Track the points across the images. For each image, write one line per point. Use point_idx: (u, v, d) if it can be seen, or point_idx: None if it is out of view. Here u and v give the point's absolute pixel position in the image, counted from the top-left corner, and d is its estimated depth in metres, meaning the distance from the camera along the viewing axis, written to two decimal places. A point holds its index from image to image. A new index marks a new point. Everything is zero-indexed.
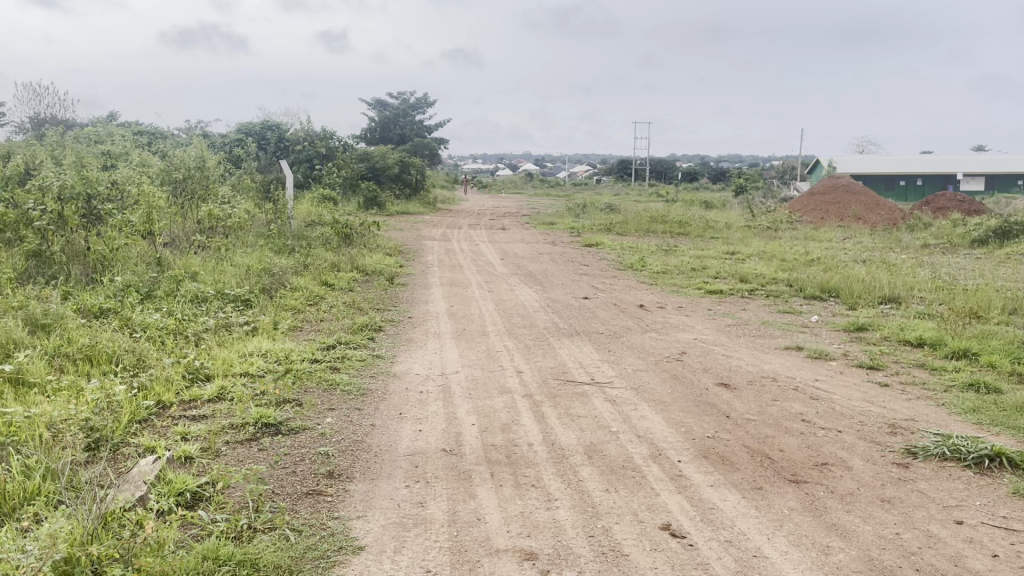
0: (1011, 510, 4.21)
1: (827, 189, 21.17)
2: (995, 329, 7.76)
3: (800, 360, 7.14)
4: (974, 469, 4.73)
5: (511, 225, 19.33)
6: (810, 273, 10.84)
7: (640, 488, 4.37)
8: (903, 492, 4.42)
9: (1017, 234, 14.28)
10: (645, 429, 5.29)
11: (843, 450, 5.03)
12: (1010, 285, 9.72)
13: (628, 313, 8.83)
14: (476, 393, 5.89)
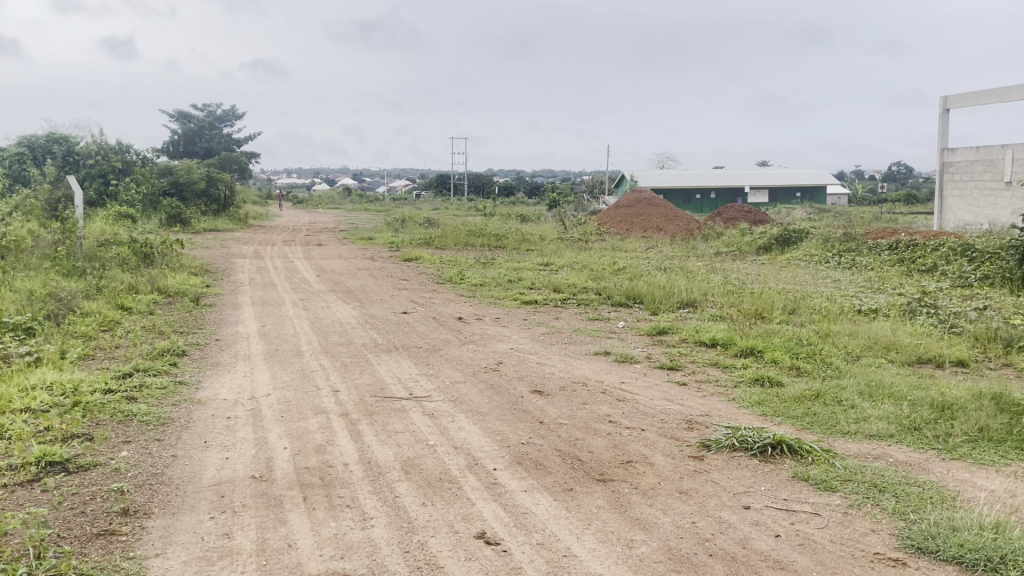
0: (790, 493, 4.65)
1: (631, 202, 22.43)
2: (777, 327, 8.54)
3: (608, 364, 7.51)
4: (759, 457, 5.18)
5: (328, 241, 18.91)
6: (617, 281, 11.44)
7: (456, 499, 4.41)
8: (699, 483, 4.76)
9: (795, 241, 15.82)
10: (462, 440, 5.35)
11: (646, 447, 5.34)
12: (789, 287, 10.73)
13: (446, 326, 8.89)
14: (288, 415, 5.70)
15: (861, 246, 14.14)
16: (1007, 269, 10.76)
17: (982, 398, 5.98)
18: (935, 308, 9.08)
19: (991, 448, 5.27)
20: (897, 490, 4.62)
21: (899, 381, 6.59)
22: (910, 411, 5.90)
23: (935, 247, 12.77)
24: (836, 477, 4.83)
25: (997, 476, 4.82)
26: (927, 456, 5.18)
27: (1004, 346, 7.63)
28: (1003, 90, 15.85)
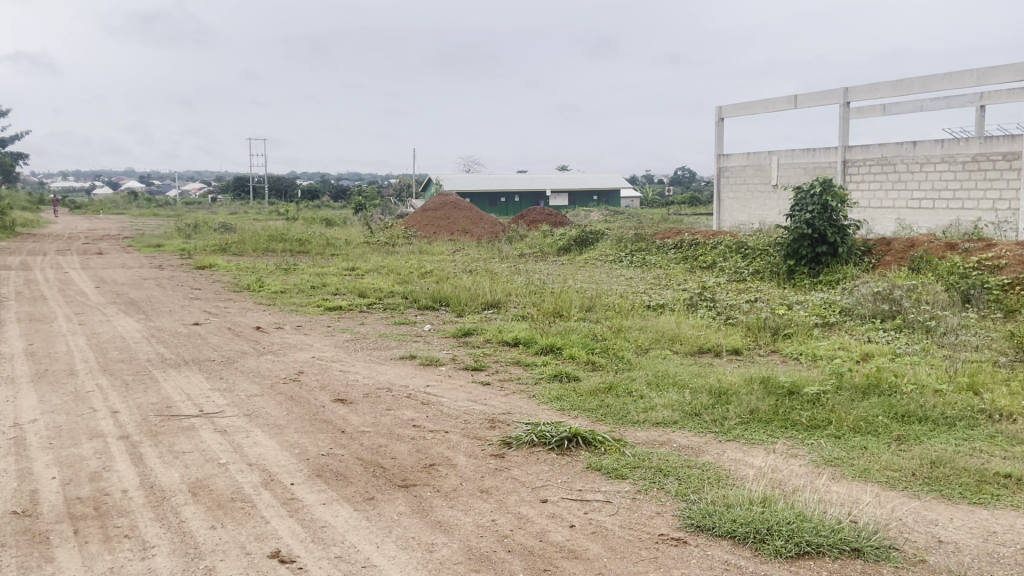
0: (585, 483, 4.85)
1: (437, 205, 22.57)
2: (575, 324, 8.92)
3: (413, 368, 7.49)
4: (557, 451, 5.36)
5: (110, 249, 17.46)
6: (422, 284, 11.45)
7: (250, 518, 4.20)
8: (500, 481, 4.85)
9: (593, 241, 16.62)
10: (257, 456, 5.11)
11: (448, 449, 5.37)
12: (586, 286, 11.25)
13: (243, 337, 8.48)
14: (58, 442, 5.18)
15: (651, 245, 15.10)
16: (775, 265, 11.89)
17: (752, 383, 6.56)
18: (714, 301, 9.85)
19: (760, 427, 5.79)
20: (680, 473, 4.96)
21: (683, 371, 7.09)
22: (691, 398, 6.36)
23: (713, 245, 13.87)
24: (626, 464, 5.10)
25: (765, 454, 5.31)
26: (706, 439, 5.61)
27: (772, 333, 8.42)
28: (767, 101, 17.51)
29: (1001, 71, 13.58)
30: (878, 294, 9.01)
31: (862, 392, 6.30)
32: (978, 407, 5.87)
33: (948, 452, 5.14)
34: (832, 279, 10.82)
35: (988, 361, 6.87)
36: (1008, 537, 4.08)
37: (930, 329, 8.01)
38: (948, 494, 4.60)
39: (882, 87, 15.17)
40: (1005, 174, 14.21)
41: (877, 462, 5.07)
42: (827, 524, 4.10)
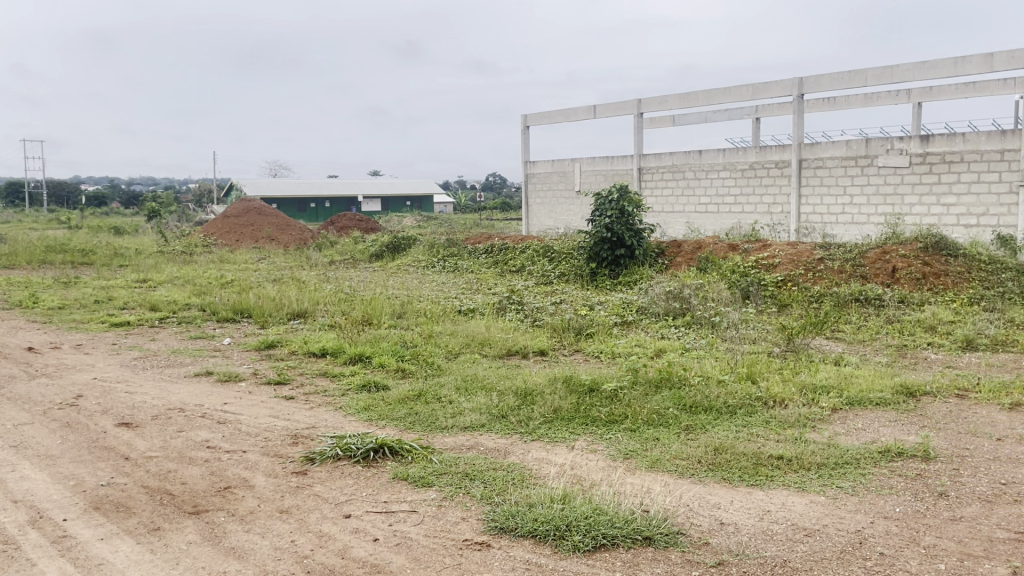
0: (390, 494, 4.76)
1: (239, 211, 21.56)
2: (384, 332, 8.80)
3: (210, 385, 7.06)
4: (362, 463, 5.24)
5: None
6: (222, 296, 10.85)
7: (11, 563, 3.76)
8: (301, 499, 4.66)
9: (404, 247, 16.53)
10: (24, 492, 4.60)
11: (246, 469, 5.10)
12: (397, 292, 11.15)
13: (11, 359, 7.62)
14: None
15: (462, 250, 15.24)
16: (578, 267, 12.36)
17: (556, 383, 6.76)
18: (521, 305, 10.07)
19: (563, 426, 5.97)
20: (485, 477, 5.00)
21: (491, 374, 7.17)
22: (498, 401, 6.45)
23: (522, 249, 14.22)
24: (433, 472, 5.07)
25: (567, 451, 5.47)
26: (511, 440, 5.70)
27: (575, 334, 8.73)
28: (569, 110, 18.21)
29: (771, 87, 14.95)
30: (670, 293, 9.59)
31: (656, 386, 6.67)
32: (755, 395, 6.38)
33: (729, 439, 5.55)
34: (630, 280, 11.40)
35: (763, 352, 7.51)
36: (779, 514, 4.45)
37: (715, 324, 8.63)
38: (729, 478, 4.96)
39: (671, 99, 16.23)
40: (777, 181, 15.66)
41: (669, 452, 5.38)
42: (622, 516, 4.29)
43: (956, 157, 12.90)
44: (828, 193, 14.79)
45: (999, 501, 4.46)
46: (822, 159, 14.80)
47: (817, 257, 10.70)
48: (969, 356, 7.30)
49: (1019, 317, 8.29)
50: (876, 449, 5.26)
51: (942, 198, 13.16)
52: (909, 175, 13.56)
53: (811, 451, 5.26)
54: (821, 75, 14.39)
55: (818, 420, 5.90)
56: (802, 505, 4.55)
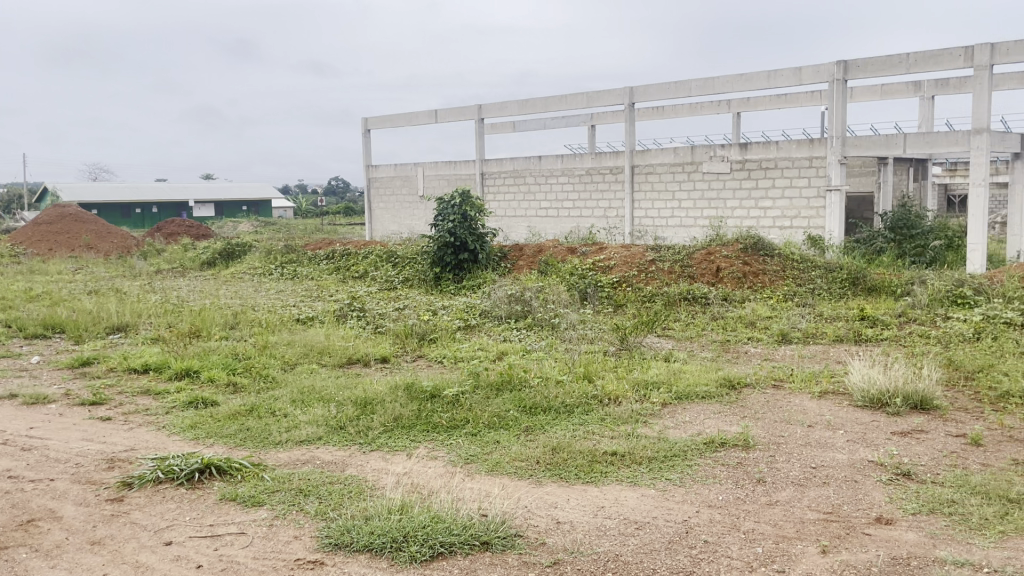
0: (217, 517, 4.50)
1: (53, 218, 19.87)
2: (215, 344, 8.35)
3: (14, 409, 6.43)
4: (186, 485, 4.92)
5: None
6: (31, 310, 9.93)
7: None
8: (117, 528, 4.32)
9: (240, 254, 15.83)
10: None
11: (53, 500, 4.67)
12: (230, 302, 10.63)
13: None
14: None
15: (302, 257, 14.77)
16: (421, 272, 12.28)
17: (396, 390, 6.64)
18: (362, 311, 9.86)
19: (403, 434, 5.88)
20: (321, 492, 4.82)
21: (329, 384, 6.96)
22: (336, 412, 6.26)
23: (364, 255, 13.97)
24: (264, 490, 4.84)
25: (406, 459, 5.39)
26: (349, 451, 5.54)
27: (418, 339, 8.64)
28: (410, 114, 18.09)
29: (605, 95, 15.50)
30: (512, 296, 9.70)
31: (497, 389, 6.71)
32: (592, 393, 6.55)
33: (567, 438, 5.65)
34: (473, 284, 11.45)
35: (600, 351, 7.73)
36: (613, 509, 4.57)
37: (555, 326, 8.81)
38: (566, 476, 5.05)
39: (510, 105, 16.49)
40: (612, 186, 16.26)
41: (509, 455, 5.41)
42: (461, 522, 4.26)
43: (771, 163, 13.88)
44: (659, 198, 15.52)
45: (809, 484, 4.80)
46: (653, 165, 15.50)
47: (650, 259, 11.18)
48: (784, 349, 7.85)
49: (827, 311, 9.02)
50: (702, 441, 5.52)
51: (759, 202, 14.12)
52: (731, 180, 14.45)
53: (643, 446, 5.45)
54: (650, 85, 15.08)
55: (650, 415, 6.13)
56: (633, 499, 4.70)
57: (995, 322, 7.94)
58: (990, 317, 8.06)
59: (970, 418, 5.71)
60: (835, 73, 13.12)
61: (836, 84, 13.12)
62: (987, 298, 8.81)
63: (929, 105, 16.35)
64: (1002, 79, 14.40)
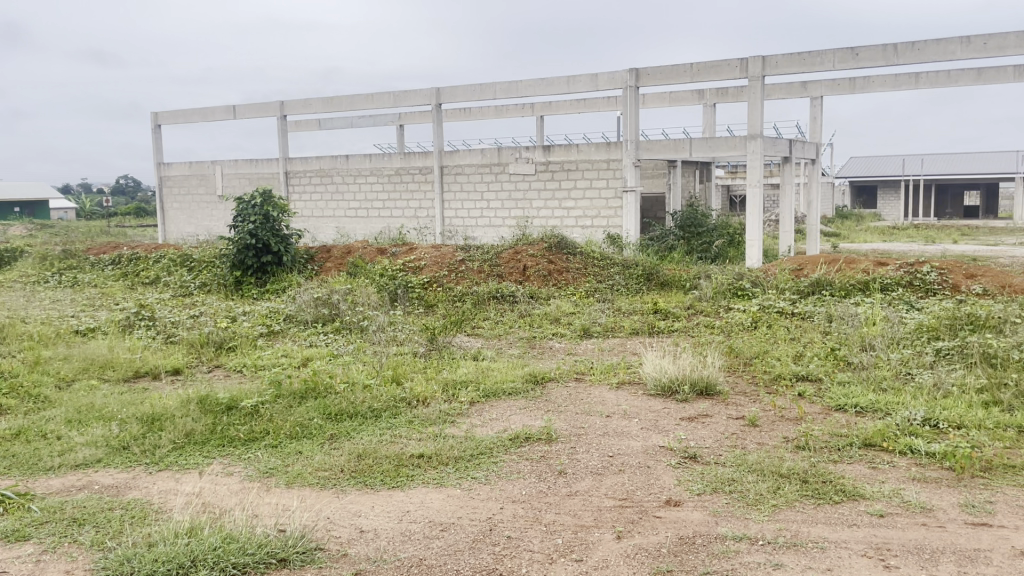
0: None
1: None
2: None
3: None
4: None
5: None
6: None
7: None
8: None
9: (9, 260, 14.26)
10: None
11: None
12: None
13: None
14: None
15: (84, 262, 13.55)
16: (220, 276, 11.62)
17: (189, 404, 6.20)
18: (153, 320, 9.17)
19: (196, 450, 5.51)
20: (98, 519, 4.40)
21: (112, 401, 6.39)
22: (119, 431, 5.76)
23: (156, 259, 13.02)
24: (30, 523, 4.34)
25: (198, 478, 5.05)
26: (133, 473, 5.11)
27: (216, 348, 8.15)
28: (206, 110, 17.10)
29: (410, 95, 15.44)
30: (318, 300, 9.39)
31: (300, 398, 6.45)
32: (399, 396, 6.46)
33: (373, 444, 5.54)
34: (277, 288, 11.00)
35: (409, 353, 7.65)
36: (418, 513, 4.51)
37: (363, 328, 8.63)
38: (370, 483, 4.94)
39: (314, 103, 16.01)
40: (421, 187, 16.24)
41: (311, 465, 5.21)
42: (256, 540, 4.03)
43: (573, 165, 14.43)
44: (468, 198, 15.68)
45: (607, 472, 4.99)
46: (461, 166, 15.62)
47: (459, 258, 11.26)
48: (586, 343, 8.15)
49: (625, 305, 9.49)
50: (507, 437, 5.59)
51: (563, 202, 14.64)
52: (535, 181, 14.87)
53: (449, 446, 5.44)
54: (455, 86, 15.20)
55: (457, 415, 6.14)
56: (439, 501, 4.67)
57: (770, 311, 8.70)
58: (765, 307, 8.82)
59: (748, 401, 6.20)
60: (628, 80, 13.87)
61: (629, 91, 13.87)
62: (762, 289, 9.63)
63: (712, 112, 17.67)
64: (772, 89, 15.81)
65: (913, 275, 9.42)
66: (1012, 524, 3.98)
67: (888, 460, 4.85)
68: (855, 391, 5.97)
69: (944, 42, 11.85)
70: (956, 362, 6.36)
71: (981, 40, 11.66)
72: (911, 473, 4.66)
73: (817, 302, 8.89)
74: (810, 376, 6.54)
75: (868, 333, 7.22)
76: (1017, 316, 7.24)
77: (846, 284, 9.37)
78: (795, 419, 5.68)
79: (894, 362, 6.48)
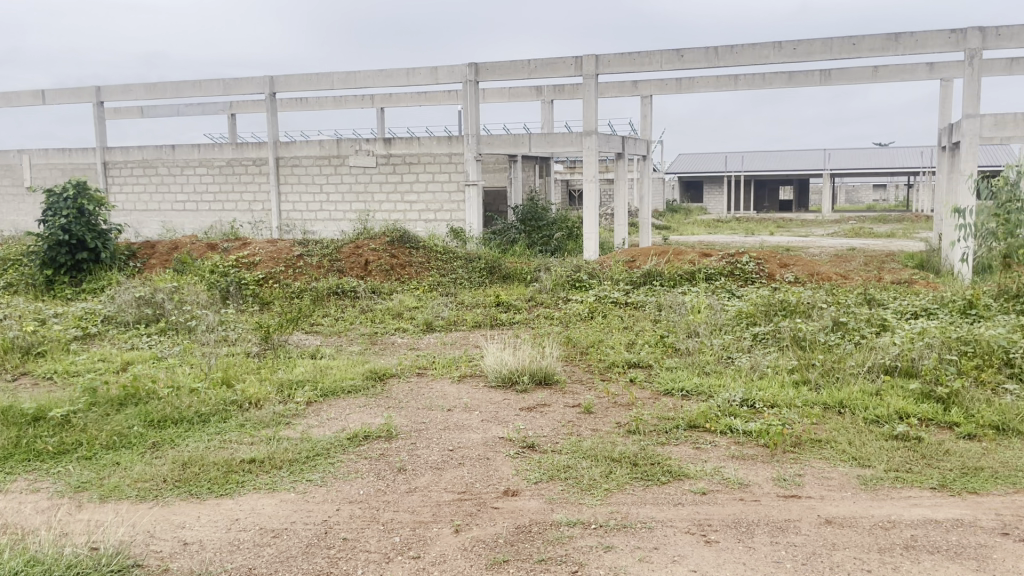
0: None
1: None
2: None
3: None
4: None
5: None
6: None
7: None
8: None
9: None
10: None
11: None
12: None
13: None
14: None
15: None
16: (27, 275, 10.62)
17: None
18: None
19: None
20: None
21: None
22: None
23: None
24: None
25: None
26: None
27: (22, 354, 7.44)
28: (9, 93, 15.58)
29: (242, 83, 14.77)
30: (141, 298, 8.79)
31: (118, 405, 6.00)
32: (230, 399, 6.14)
33: (199, 450, 5.24)
34: (95, 287, 10.21)
35: (241, 353, 7.31)
36: (247, 520, 4.31)
37: (191, 328, 8.16)
38: (196, 492, 4.67)
39: (136, 89, 14.98)
40: (256, 179, 15.58)
41: (129, 477, 4.85)
42: (63, 560, 3.68)
43: (414, 159, 14.34)
44: (306, 191, 15.21)
45: (446, 466, 4.98)
46: (298, 158, 15.12)
47: (297, 254, 10.90)
48: (428, 337, 8.11)
49: (467, 299, 9.51)
50: (345, 437, 5.45)
51: (405, 195, 14.52)
52: (376, 174, 14.64)
53: (283, 449, 5.23)
54: (290, 75, 14.68)
55: (292, 416, 5.92)
56: (270, 507, 4.48)
57: (605, 302, 8.99)
58: (601, 298, 9.11)
59: (584, 389, 6.38)
60: (467, 74, 13.92)
61: (469, 85, 13.93)
62: (598, 281, 9.95)
63: (549, 107, 18.07)
64: (605, 87, 16.37)
65: (733, 265, 10.03)
66: (818, 494, 4.31)
67: (710, 440, 5.13)
68: (682, 376, 6.28)
69: (759, 46, 12.68)
70: (771, 346, 6.83)
71: (791, 45, 12.56)
72: (730, 451, 4.95)
73: (649, 292, 9.28)
74: (641, 363, 6.82)
75: (694, 321, 7.62)
76: (822, 301, 7.87)
77: (675, 274, 9.85)
78: (627, 404, 5.90)
79: (716, 348, 6.87)
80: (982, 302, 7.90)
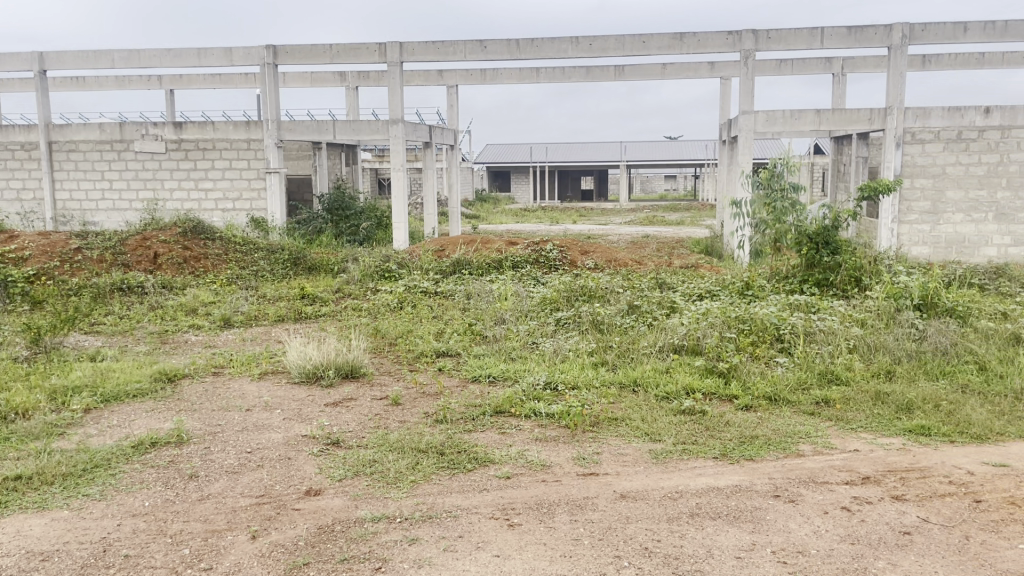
0: None
1: None
2: None
3: None
4: None
5: None
6: None
7: None
8: None
9: None
10: None
11: None
12: None
13: None
14: None
15: None
16: None
17: None
18: None
19: None
20: None
21: None
22: None
23: None
24: None
25: None
26: None
27: None
28: None
29: (5, 58, 13.26)
30: None
31: None
32: None
33: None
34: None
35: (6, 358, 6.55)
36: (12, 545, 3.84)
37: None
38: None
39: None
40: (27, 165, 14.11)
41: None
42: None
43: (208, 144, 13.53)
44: (85, 179, 13.90)
45: (243, 470, 4.71)
46: (75, 142, 13.78)
47: (74, 248, 9.95)
48: (226, 334, 7.67)
49: (269, 292, 9.10)
50: (129, 445, 5.01)
51: (199, 183, 13.67)
52: (166, 160, 13.66)
53: (55, 462, 4.73)
54: (63, 51, 13.34)
55: (67, 425, 5.37)
56: (40, 527, 4.03)
57: (414, 292, 8.92)
58: (410, 288, 9.03)
59: (391, 380, 6.29)
60: (265, 57, 13.32)
61: (267, 68, 13.32)
62: (408, 270, 9.86)
63: (354, 94, 17.70)
64: (411, 75, 16.26)
65: (539, 253, 10.30)
66: (614, 470, 4.50)
67: (515, 425, 5.21)
68: (489, 362, 6.35)
69: (558, 40, 13.08)
70: (572, 330, 7.07)
71: (587, 41, 13.08)
72: (534, 434, 5.05)
73: (458, 281, 9.32)
74: (449, 351, 6.82)
75: (501, 308, 7.74)
76: (619, 286, 8.25)
77: (483, 263, 9.96)
78: (435, 394, 5.88)
79: (521, 333, 7.02)
80: (757, 283, 8.63)
